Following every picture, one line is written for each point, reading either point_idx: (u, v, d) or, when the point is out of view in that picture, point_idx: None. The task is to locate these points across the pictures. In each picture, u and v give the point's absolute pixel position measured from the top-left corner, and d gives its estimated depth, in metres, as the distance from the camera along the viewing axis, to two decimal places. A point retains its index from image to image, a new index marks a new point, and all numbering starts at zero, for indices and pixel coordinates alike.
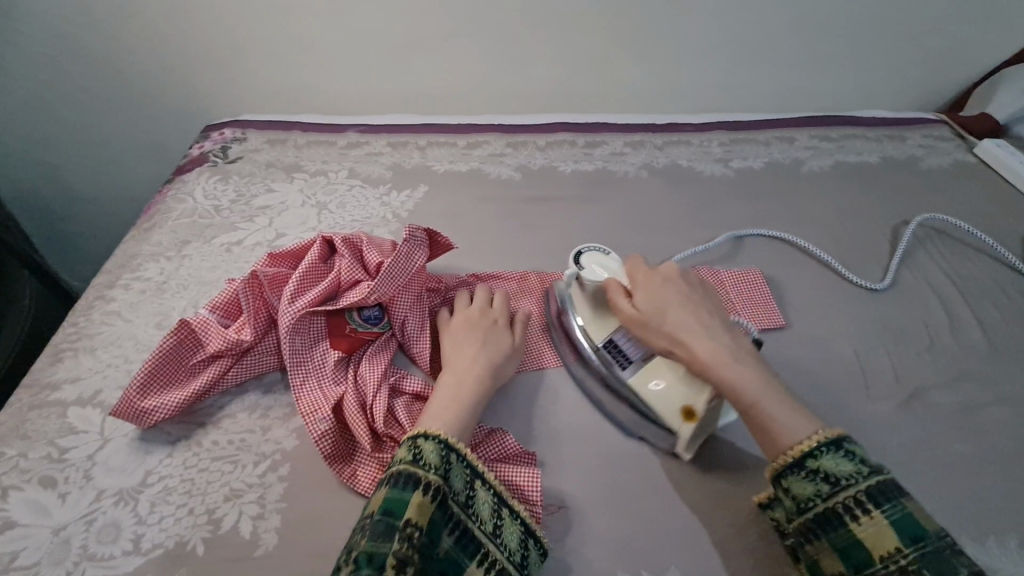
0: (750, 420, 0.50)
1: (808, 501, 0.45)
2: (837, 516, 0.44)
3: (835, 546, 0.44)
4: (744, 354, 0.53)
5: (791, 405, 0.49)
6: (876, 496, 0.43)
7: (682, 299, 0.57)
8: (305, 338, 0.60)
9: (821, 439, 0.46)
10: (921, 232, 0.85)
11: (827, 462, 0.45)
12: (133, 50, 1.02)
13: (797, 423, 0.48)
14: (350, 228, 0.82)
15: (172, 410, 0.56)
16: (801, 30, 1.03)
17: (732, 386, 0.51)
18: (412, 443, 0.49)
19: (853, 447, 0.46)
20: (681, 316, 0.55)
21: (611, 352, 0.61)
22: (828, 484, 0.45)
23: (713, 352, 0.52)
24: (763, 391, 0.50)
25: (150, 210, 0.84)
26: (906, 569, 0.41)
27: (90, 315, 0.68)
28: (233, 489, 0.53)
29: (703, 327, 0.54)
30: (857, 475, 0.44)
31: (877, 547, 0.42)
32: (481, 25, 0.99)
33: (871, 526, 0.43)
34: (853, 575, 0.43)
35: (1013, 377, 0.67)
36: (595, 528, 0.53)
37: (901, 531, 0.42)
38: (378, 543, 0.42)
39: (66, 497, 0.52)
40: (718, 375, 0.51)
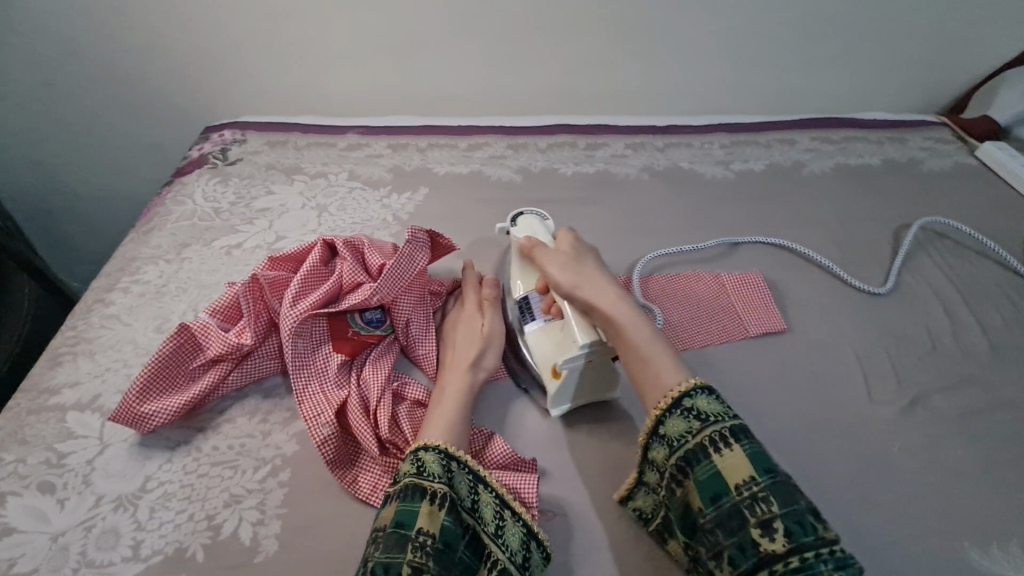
0: (632, 361, 0.53)
1: (680, 438, 0.47)
2: (703, 450, 0.46)
3: (698, 479, 0.45)
4: (639, 309, 0.57)
5: (670, 353, 0.53)
6: (738, 432, 0.46)
7: (593, 261, 0.61)
8: (307, 342, 0.60)
9: (698, 382, 0.50)
10: (923, 235, 0.85)
11: (700, 402, 0.48)
12: (132, 51, 1.01)
13: (673, 367, 0.52)
14: (350, 230, 0.81)
15: (171, 415, 0.56)
16: (802, 32, 1.03)
17: (622, 331, 0.54)
18: (414, 455, 0.49)
19: (724, 395, 0.49)
20: (588, 271, 0.59)
21: (524, 309, 0.65)
22: (699, 421, 0.47)
23: (609, 300, 0.56)
24: (644, 342, 0.53)
25: (149, 213, 0.84)
26: (755, 497, 0.43)
27: (89, 318, 0.67)
28: (233, 495, 0.52)
29: (605, 281, 0.58)
30: (724, 415, 0.47)
31: (733, 477, 0.44)
32: (481, 26, 0.98)
33: (731, 458, 0.45)
34: (710, 506, 0.44)
35: (1015, 381, 0.67)
36: (596, 534, 0.52)
37: (755, 463, 0.44)
38: (392, 555, 0.43)
39: (65, 502, 0.51)
40: (609, 320, 0.55)
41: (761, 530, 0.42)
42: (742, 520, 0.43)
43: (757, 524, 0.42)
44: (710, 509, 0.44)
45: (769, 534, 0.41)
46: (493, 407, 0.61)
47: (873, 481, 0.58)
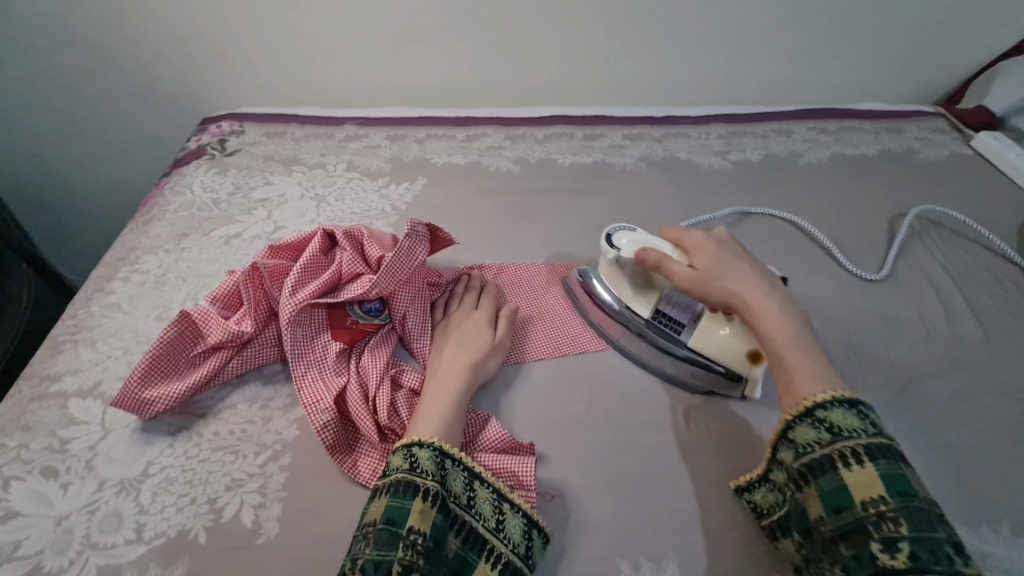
0: (777, 367, 0.53)
1: (806, 445, 0.47)
2: (830, 462, 0.45)
3: (822, 489, 0.45)
4: (792, 312, 0.55)
5: (822, 362, 0.51)
6: (874, 450, 0.45)
7: (738, 256, 0.60)
8: (306, 330, 0.60)
9: (835, 395, 0.48)
10: (918, 224, 0.86)
11: (836, 414, 0.47)
12: (129, 43, 1.01)
13: (824, 378, 0.50)
14: (349, 220, 0.82)
15: (172, 401, 0.57)
16: (798, 23, 1.03)
17: (771, 334, 0.54)
18: (408, 451, 0.50)
19: (867, 410, 0.47)
20: (735, 273, 0.58)
21: (663, 320, 0.65)
22: (831, 433, 0.46)
23: (763, 304, 0.55)
24: (797, 342, 0.53)
25: (149, 203, 0.84)
26: (884, 516, 0.42)
27: (90, 306, 0.68)
28: (235, 479, 0.53)
29: (755, 280, 0.57)
30: (863, 432, 0.46)
31: (862, 492, 0.43)
32: (476, 19, 0.99)
33: (862, 474, 0.44)
34: (831, 517, 0.44)
35: (1009, 366, 0.68)
36: (596, 516, 0.53)
37: (889, 484, 0.43)
38: (383, 552, 0.43)
39: (68, 486, 0.52)
40: (760, 324, 0.55)
41: (884, 545, 0.41)
42: (866, 534, 0.42)
43: (880, 540, 0.41)
44: (830, 520, 0.44)
45: (891, 552, 0.40)
46: (489, 392, 0.62)
47: None
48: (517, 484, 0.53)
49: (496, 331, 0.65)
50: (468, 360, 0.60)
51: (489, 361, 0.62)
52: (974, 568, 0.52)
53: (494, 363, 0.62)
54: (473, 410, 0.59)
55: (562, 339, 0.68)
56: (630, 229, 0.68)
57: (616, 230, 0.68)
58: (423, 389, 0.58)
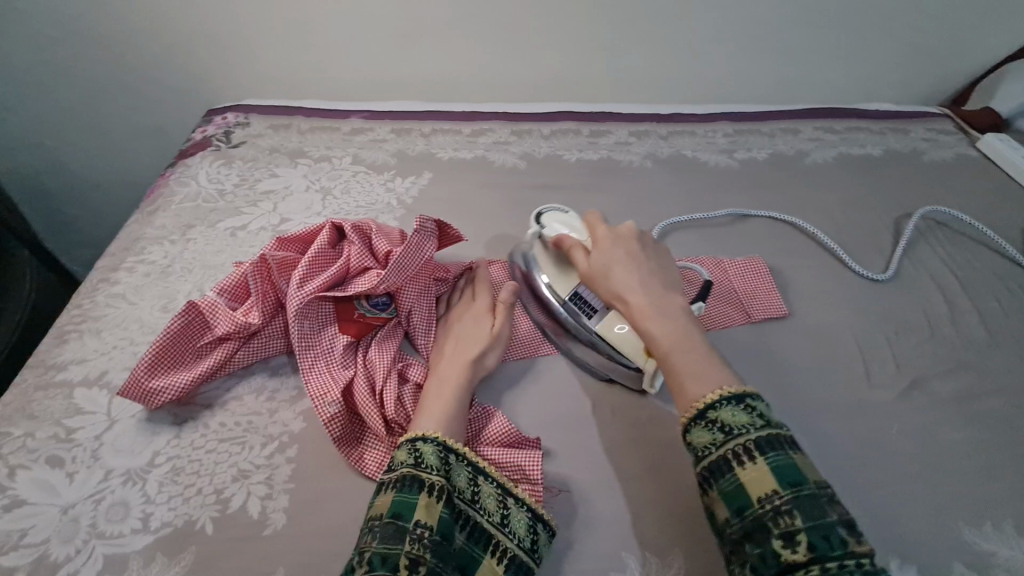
0: (660, 367, 0.50)
1: (703, 449, 0.44)
2: (726, 462, 0.43)
3: (723, 491, 0.43)
4: (677, 313, 0.53)
5: (708, 359, 0.49)
6: (764, 444, 0.43)
7: (632, 258, 0.58)
8: (313, 323, 0.60)
9: (724, 392, 0.46)
10: (924, 225, 0.86)
11: (725, 413, 0.45)
12: (134, 32, 1.00)
13: (706, 377, 0.48)
14: (355, 213, 0.81)
15: (178, 391, 0.57)
16: (806, 22, 1.03)
17: (651, 335, 0.51)
18: (412, 446, 0.50)
19: (755, 402, 0.45)
20: (626, 272, 0.56)
21: (579, 305, 0.64)
22: (724, 433, 0.44)
23: (643, 307, 0.53)
24: (676, 340, 0.50)
25: (154, 194, 0.84)
26: (779, 510, 0.40)
27: (95, 296, 0.68)
28: (241, 470, 0.53)
29: (642, 283, 0.55)
30: (751, 425, 0.44)
31: (757, 489, 0.41)
32: (482, 14, 0.98)
33: (755, 470, 0.42)
34: (735, 519, 0.41)
35: (1012, 366, 0.68)
36: (602, 511, 0.53)
37: (780, 476, 0.41)
38: (390, 545, 0.43)
39: (74, 475, 0.52)
40: (640, 323, 0.52)
41: (783, 541, 0.39)
42: (765, 532, 0.40)
43: (779, 535, 0.39)
44: (734, 522, 0.41)
45: (791, 546, 0.39)
46: (495, 387, 0.62)
47: (872, 465, 0.58)
48: (522, 478, 0.53)
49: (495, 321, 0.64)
50: (470, 354, 0.60)
51: (489, 354, 0.61)
52: (978, 567, 0.52)
53: (493, 358, 0.62)
54: (478, 402, 0.59)
55: None
56: (562, 211, 0.72)
57: (548, 210, 0.72)
58: (427, 384, 0.58)
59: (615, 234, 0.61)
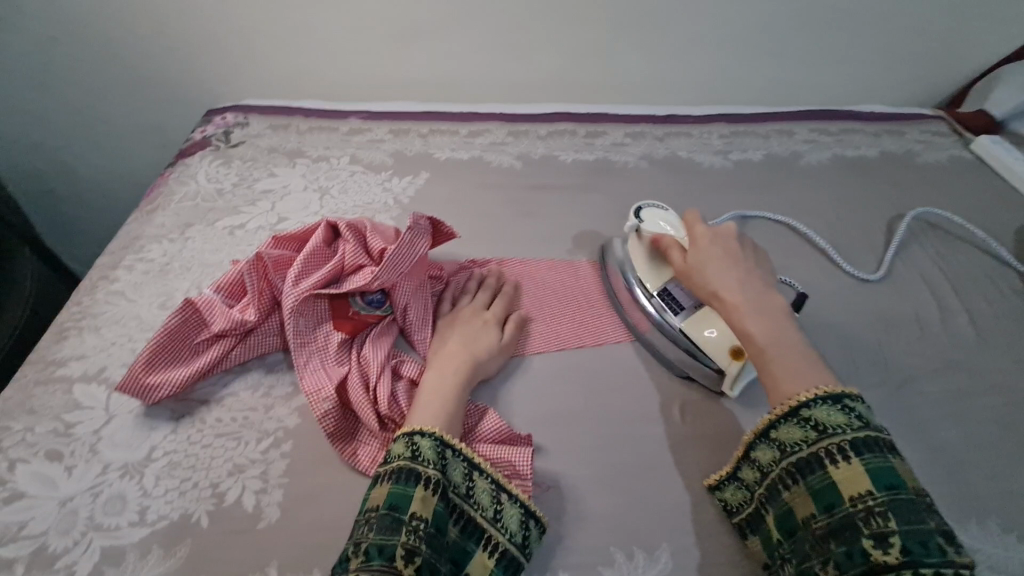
0: (759, 366, 0.53)
1: (795, 445, 0.48)
2: (818, 460, 0.46)
3: (812, 487, 0.46)
4: (779, 313, 0.55)
5: (804, 359, 0.51)
6: (861, 445, 0.45)
7: (734, 256, 0.61)
8: (308, 320, 0.61)
9: (818, 392, 0.48)
10: (916, 226, 0.87)
11: (820, 412, 0.48)
12: (136, 33, 1.01)
13: (806, 374, 0.50)
14: (352, 213, 0.82)
15: (176, 387, 0.57)
16: (801, 25, 1.03)
17: (749, 335, 0.54)
18: (409, 439, 0.50)
19: (853, 404, 0.47)
20: (726, 271, 0.59)
21: (667, 301, 0.66)
22: (816, 432, 0.47)
23: (742, 304, 0.56)
24: (775, 338, 0.53)
25: (154, 192, 0.85)
26: (872, 511, 0.42)
27: (95, 293, 0.69)
28: (237, 465, 0.54)
29: (742, 280, 0.58)
30: (849, 427, 0.46)
31: (850, 489, 0.44)
32: (479, 16, 0.99)
33: (849, 471, 0.45)
34: (823, 515, 0.45)
35: (1001, 366, 0.69)
36: (592, 507, 0.54)
37: (876, 479, 0.43)
38: (386, 537, 0.44)
39: (73, 469, 0.53)
40: (737, 323, 0.55)
41: (874, 541, 0.41)
42: (855, 530, 0.42)
43: (870, 536, 0.41)
44: (822, 517, 0.45)
45: (883, 547, 0.40)
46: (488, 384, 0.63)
47: None
48: (513, 474, 0.54)
49: (501, 330, 0.66)
50: (468, 353, 0.61)
51: (488, 354, 0.62)
52: None
53: (492, 359, 0.62)
54: (472, 400, 0.60)
55: (561, 330, 0.69)
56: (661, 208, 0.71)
57: (647, 206, 0.71)
58: (421, 379, 0.59)
59: (716, 234, 0.63)
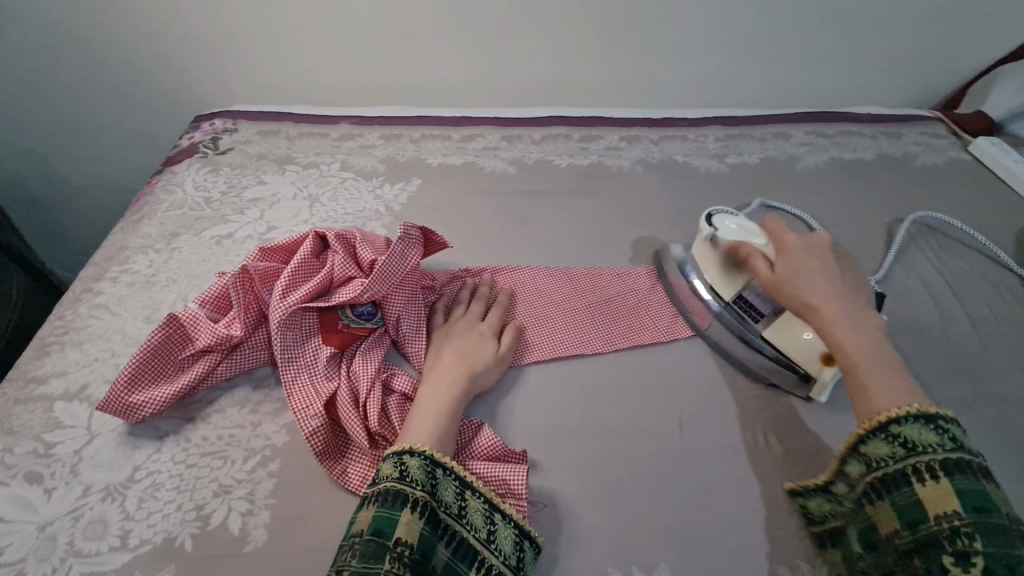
0: (853, 380, 0.50)
1: (880, 460, 0.46)
2: (904, 476, 0.45)
3: (895, 503, 0.45)
4: (873, 330, 0.53)
5: (903, 377, 0.49)
6: (951, 466, 0.44)
7: (827, 269, 0.57)
8: (297, 334, 0.60)
9: (913, 410, 0.46)
10: (915, 229, 0.86)
11: (911, 430, 0.45)
12: (122, 38, 1.00)
13: (904, 392, 0.47)
14: (343, 221, 0.81)
15: (160, 405, 0.56)
16: (796, 26, 1.02)
17: (845, 348, 0.51)
18: (398, 459, 0.49)
19: (947, 425, 0.45)
20: (818, 281, 0.56)
21: (744, 307, 0.66)
22: (905, 449, 0.45)
23: (836, 315, 0.53)
24: (868, 352, 0.50)
25: (140, 201, 0.83)
26: (957, 530, 0.41)
27: (77, 307, 0.67)
28: (223, 485, 0.52)
29: (834, 291, 0.55)
30: (941, 447, 0.44)
31: (935, 507, 0.43)
32: (469, 18, 0.98)
33: (936, 489, 0.43)
34: (905, 531, 0.44)
35: (1003, 373, 0.68)
36: (588, 525, 0.53)
37: (964, 499, 0.42)
38: (369, 564, 0.42)
39: (52, 492, 0.51)
40: (830, 333, 0.53)
41: (956, 560, 0.41)
42: (939, 549, 0.42)
43: (953, 554, 0.41)
44: (903, 534, 0.44)
45: (965, 565, 0.40)
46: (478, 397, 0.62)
47: None
48: (507, 492, 0.53)
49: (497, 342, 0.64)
50: (464, 364, 0.60)
51: (484, 366, 0.61)
52: None
53: (490, 373, 0.61)
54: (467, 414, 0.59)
55: (558, 339, 0.67)
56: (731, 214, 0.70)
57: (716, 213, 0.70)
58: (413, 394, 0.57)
59: (809, 242, 0.60)
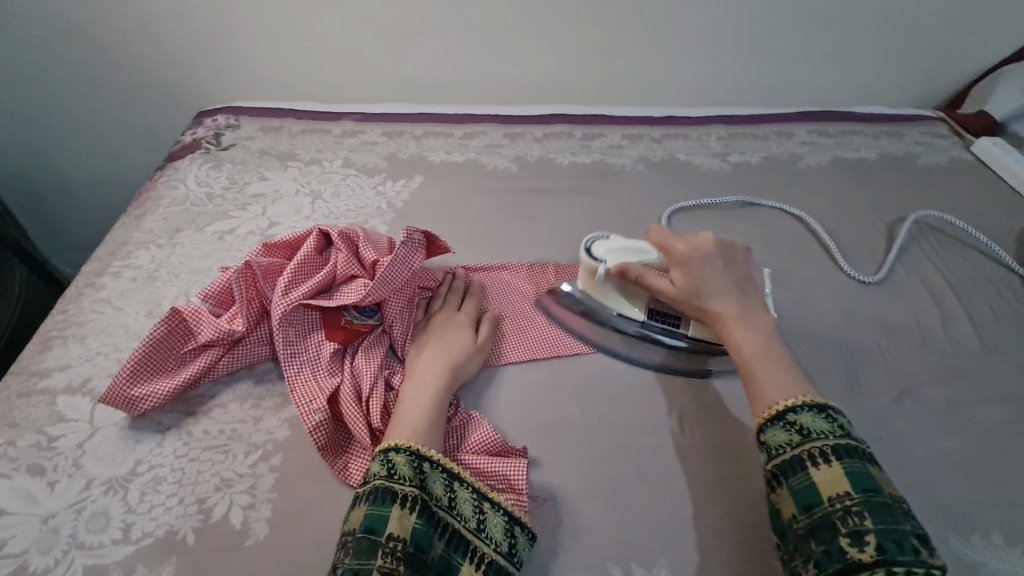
0: (746, 376, 0.54)
1: (779, 448, 0.47)
2: (800, 461, 0.46)
3: (793, 488, 0.45)
4: (764, 327, 0.57)
5: (790, 371, 0.53)
6: (841, 450, 0.45)
7: (713, 269, 0.60)
8: (299, 330, 0.60)
9: (806, 400, 0.49)
10: (917, 230, 0.86)
11: (806, 418, 0.48)
12: (124, 33, 1.00)
13: (791, 385, 0.51)
14: (345, 217, 0.81)
15: (162, 399, 0.56)
16: (799, 25, 1.02)
17: (738, 348, 0.56)
18: (384, 457, 0.49)
19: (836, 414, 0.48)
20: (711, 286, 0.59)
21: (660, 318, 0.65)
22: (801, 435, 0.47)
23: (732, 322, 0.57)
24: (760, 352, 0.54)
25: (142, 196, 0.83)
26: (849, 510, 0.42)
27: (80, 302, 0.67)
28: (224, 479, 0.52)
29: (727, 293, 0.59)
30: (831, 433, 0.47)
31: (829, 490, 0.44)
32: (471, 16, 0.98)
33: (829, 473, 0.44)
34: (802, 515, 0.44)
35: (1003, 373, 0.68)
36: (588, 520, 0.53)
37: (854, 481, 0.44)
38: (362, 561, 0.43)
39: (55, 485, 0.51)
40: (729, 340, 0.57)
41: (851, 539, 0.41)
42: (833, 530, 0.42)
43: (847, 534, 0.41)
44: (802, 518, 0.44)
45: (859, 545, 0.41)
46: (469, 392, 0.62)
47: None
48: (507, 487, 0.53)
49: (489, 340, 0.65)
50: (449, 362, 0.59)
51: (472, 364, 0.61)
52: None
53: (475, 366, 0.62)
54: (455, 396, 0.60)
55: (555, 339, 0.67)
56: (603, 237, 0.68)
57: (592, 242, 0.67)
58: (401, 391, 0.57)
59: (694, 245, 0.62)
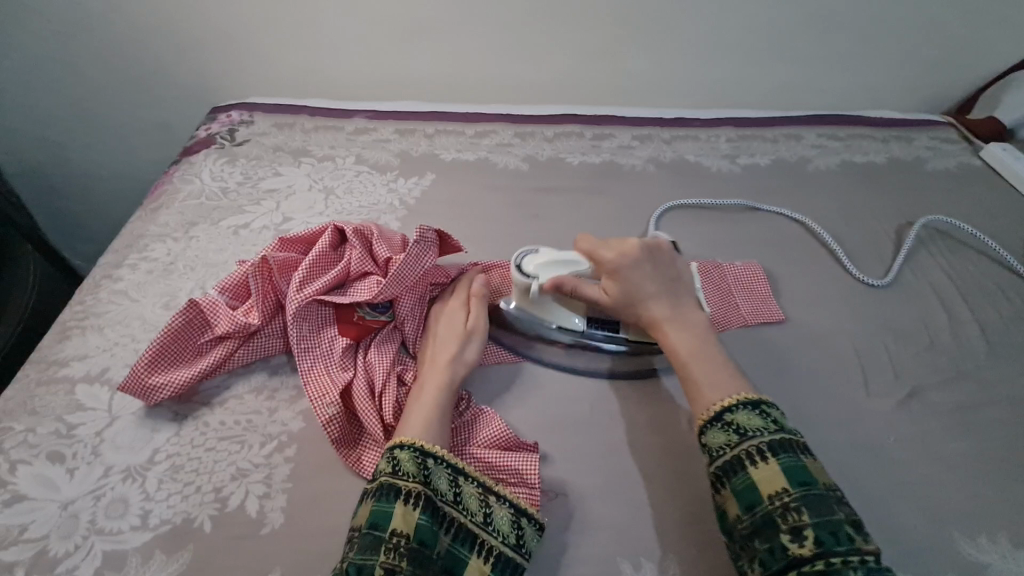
0: (684, 377, 0.56)
1: (719, 449, 0.49)
2: (740, 462, 0.47)
3: (734, 489, 0.46)
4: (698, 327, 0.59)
5: (725, 368, 0.55)
6: (776, 446, 0.47)
7: (645, 275, 0.62)
8: (313, 325, 0.61)
9: (740, 398, 0.51)
10: (925, 234, 0.86)
11: (741, 417, 0.49)
12: (140, 30, 1.01)
13: (727, 384, 0.53)
14: (358, 213, 0.82)
15: (178, 388, 0.57)
16: (809, 29, 1.03)
17: (674, 348, 0.58)
18: (390, 454, 0.49)
19: (768, 409, 0.50)
20: (642, 291, 0.61)
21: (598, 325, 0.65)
22: (739, 435, 0.48)
23: (668, 323, 0.59)
24: (697, 351, 0.56)
25: (157, 191, 0.84)
26: (788, 507, 0.44)
27: (98, 293, 0.68)
28: (240, 469, 0.53)
29: (661, 298, 0.61)
30: (765, 429, 0.48)
31: (767, 487, 0.45)
32: (483, 17, 0.99)
33: (767, 470, 0.46)
34: (745, 515, 0.45)
35: (1010, 377, 0.68)
36: (597, 516, 0.53)
37: (791, 476, 0.45)
38: (366, 556, 0.44)
39: (75, 471, 0.52)
40: (665, 341, 0.59)
41: (791, 536, 0.43)
42: (774, 526, 0.43)
43: (788, 530, 0.43)
44: (745, 517, 0.45)
45: (799, 540, 0.42)
46: (480, 388, 0.63)
47: (870, 474, 0.58)
48: (518, 481, 0.54)
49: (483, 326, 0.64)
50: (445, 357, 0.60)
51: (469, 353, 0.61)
52: None
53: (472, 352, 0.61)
54: (462, 390, 0.61)
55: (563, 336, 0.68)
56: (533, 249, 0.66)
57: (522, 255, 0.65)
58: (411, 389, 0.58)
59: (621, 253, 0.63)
